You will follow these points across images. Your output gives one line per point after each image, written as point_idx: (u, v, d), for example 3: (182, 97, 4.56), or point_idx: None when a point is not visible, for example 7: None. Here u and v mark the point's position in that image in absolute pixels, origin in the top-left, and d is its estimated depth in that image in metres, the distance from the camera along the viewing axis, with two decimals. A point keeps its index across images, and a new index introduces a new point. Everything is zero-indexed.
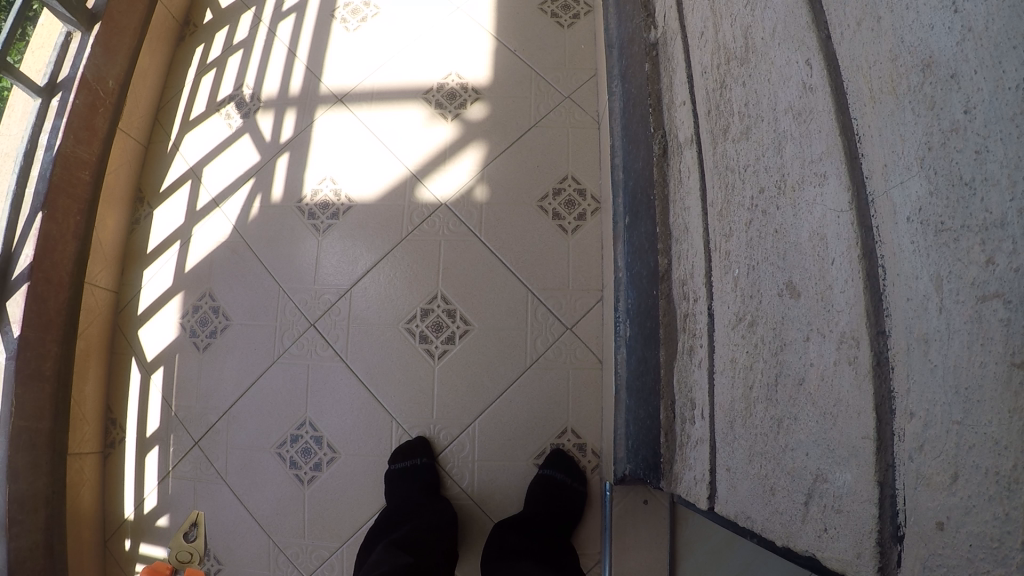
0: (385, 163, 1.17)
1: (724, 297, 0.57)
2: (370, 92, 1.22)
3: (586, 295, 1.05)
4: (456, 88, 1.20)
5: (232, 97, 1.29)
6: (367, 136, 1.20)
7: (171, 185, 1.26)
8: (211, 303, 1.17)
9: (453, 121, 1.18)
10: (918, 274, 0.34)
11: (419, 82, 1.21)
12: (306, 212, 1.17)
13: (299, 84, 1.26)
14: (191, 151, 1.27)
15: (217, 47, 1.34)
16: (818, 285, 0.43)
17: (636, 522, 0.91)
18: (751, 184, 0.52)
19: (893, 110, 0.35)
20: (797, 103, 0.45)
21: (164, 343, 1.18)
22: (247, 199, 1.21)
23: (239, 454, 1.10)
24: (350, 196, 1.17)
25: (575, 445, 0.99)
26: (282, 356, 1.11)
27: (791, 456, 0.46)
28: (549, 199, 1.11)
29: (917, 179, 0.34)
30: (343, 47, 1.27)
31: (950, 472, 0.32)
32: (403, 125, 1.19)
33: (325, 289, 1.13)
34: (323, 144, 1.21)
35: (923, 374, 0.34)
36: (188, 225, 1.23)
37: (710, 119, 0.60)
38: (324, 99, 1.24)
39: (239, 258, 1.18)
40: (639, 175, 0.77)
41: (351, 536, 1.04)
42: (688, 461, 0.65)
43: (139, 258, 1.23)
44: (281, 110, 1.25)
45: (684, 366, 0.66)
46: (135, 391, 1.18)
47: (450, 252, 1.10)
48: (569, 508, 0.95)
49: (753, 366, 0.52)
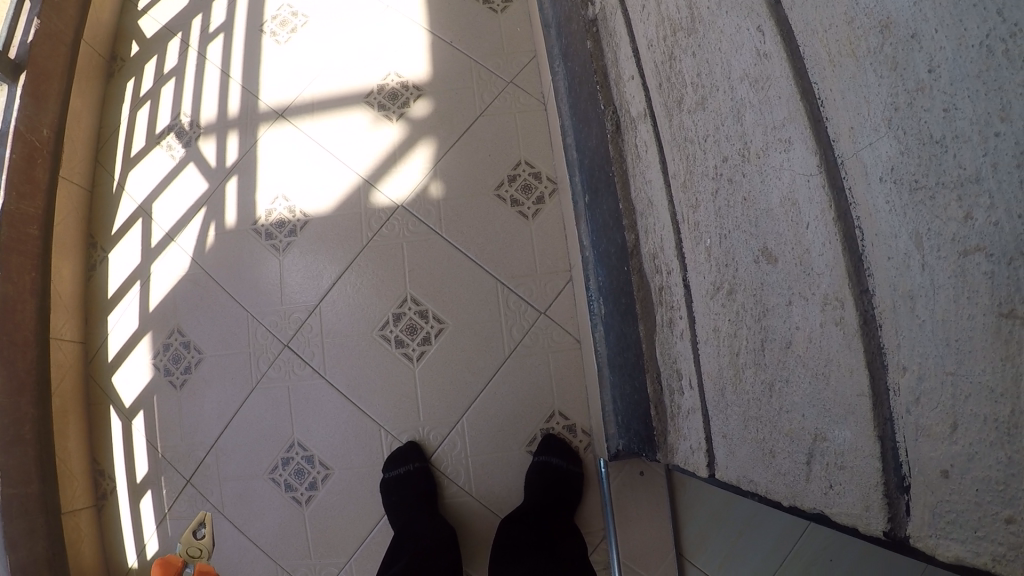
0: (334, 173, 1.14)
1: (699, 267, 0.58)
2: (310, 103, 1.19)
3: (555, 277, 1.04)
4: (397, 87, 1.17)
5: (171, 129, 1.24)
6: (312, 147, 1.16)
7: (121, 227, 1.20)
8: (179, 338, 1.14)
9: (398, 121, 1.15)
10: (896, 233, 0.35)
11: (358, 87, 1.18)
12: (262, 233, 1.14)
13: (237, 105, 1.21)
14: (137, 188, 1.21)
15: (149, 79, 1.27)
16: (795, 249, 0.44)
17: (632, 491, 0.94)
18: (713, 154, 0.52)
19: (855, 73, 0.35)
20: (752, 71, 0.45)
21: (139, 387, 1.14)
22: (201, 229, 1.17)
23: (231, 486, 1.07)
24: (304, 210, 1.14)
25: (565, 428, 0.99)
26: (261, 382, 1.09)
27: (787, 418, 0.47)
28: (505, 186, 1.10)
29: (886, 140, 0.34)
30: (277, 60, 1.22)
31: (948, 422, 0.33)
32: (347, 131, 1.16)
33: (294, 308, 1.10)
34: (270, 161, 1.17)
35: (911, 329, 0.35)
36: (145, 263, 1.18)
37: (663, 91, 0.60)
38: (265, 117, 1.19)
39: (199, 289, 1.15)
40: (594, 153, 0.76)
41: (357, 549, 1.03)
42: (682, 431, 0.66)
43: (101, 305, 1.18)
44: (223, 134, 1.21)
45: (666, 338, 0.67)
46: (119, 445, 1.13)
47: (414, 254, 1.08)
48: (568, 491, 0.94)
49: (737, 333, 0.53)
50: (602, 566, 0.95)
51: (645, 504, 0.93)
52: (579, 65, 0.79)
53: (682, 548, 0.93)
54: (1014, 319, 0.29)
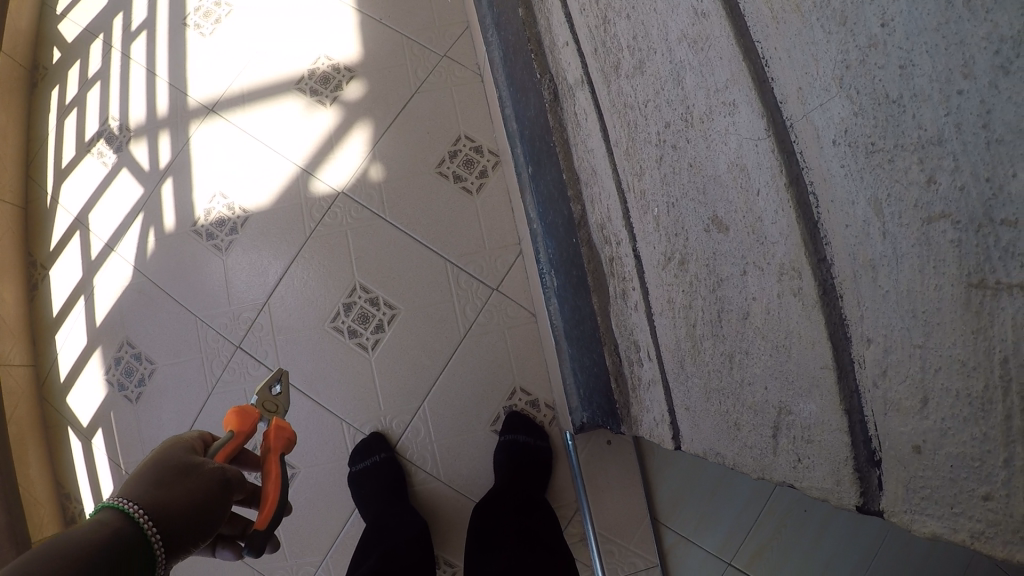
0: (270, 165, 1.06)
1: (649, 238, 0.55)
2: (241, 96, 1.09)
3: (505, 252, 0.99)
4: (327, 70, 1.09)
5: (100, 134, 1.12)
6: (245, 140, 1.07)
7: (59, 242, 1.08)
8: (130, 351, 1.03)
9: (332, 105, 1.07)
10: (853, 200, 0.32)
11: (288, 75, 1.09)
12: (203, 234, 1.04)
13: (166, 103, 1.11)
14: (71, 199, 1.10)
15: (74, 84, 1.15)
16: (746, 217, 0.41)
17: (602, 458, 0.92)
18: (655, 120, 0.48)
19: (800, 30, 0.33)
20: (690, 31, 0.41)
21: (95, 405, 1.02)
22: (141, 236, 1.06)
23: None
24: (244, 206, 1.05)
25: (528, 403, 0.95)
26: (218, 386, 1.00)
27: (750, 391, 0.46)
28: (447, 163, 1.03)
29: (837, 100, 0.31)
30: (205, 55, 1.12)
31: (918, 397, 0.31)
32: (280, 121, 1.07)
33: (244, 307, 1.01)
34: (205, 158, 1.07)
35: (875, 300, 0.32)
36: (88, 277, 1.06)
37: (598, 55, 0.55)
38: (195, 113, 1.09)
39: (145, 298, 1.04)
40: (534, 123, 0.72)
41: (332, 546, 0.95)
42: (644, 403, 0.64)
43: (46, 327, 1.06)
44: (154, 134, 1.10)
45: (621, 310, 0.64)
46: (79, 459, 1.02)
47: (360, 239, 1.01)
48: (537, 468, 0.90)
49: (691, 305, 0.51)
50: (577, 540, 0.91)
51: (617, 472, 0.91)
52: (512, 33, 0.74)
53: (656, 512, 0.91)
54: (985, 290, 0.27)
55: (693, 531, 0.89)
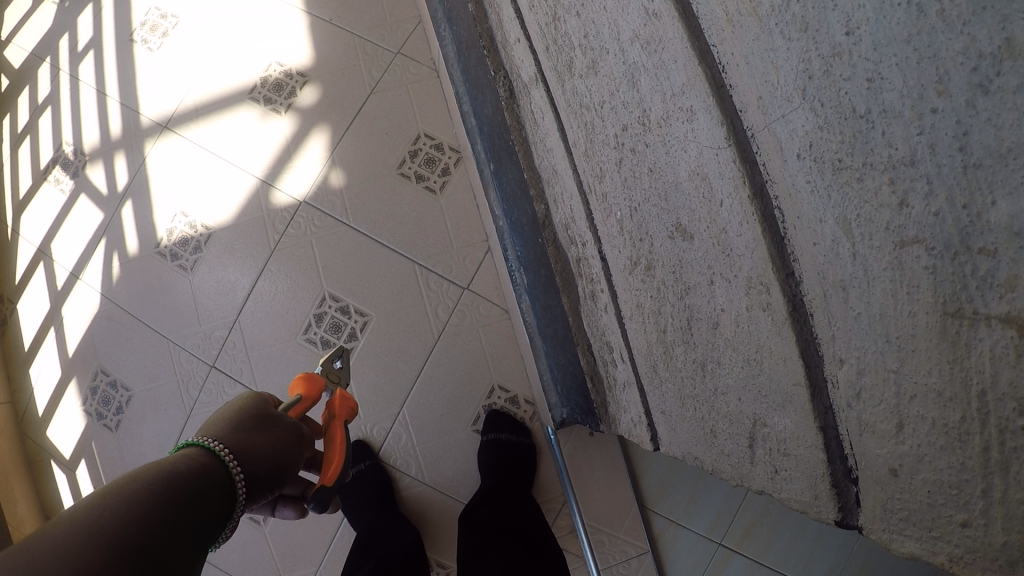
0: (229, 179, 1.01)
1: (613, 241, 0.53)
2: (194, 110, 1.04)
3: (473, 249, 0.97)
4: (280, 77, 1.04)
5: (56, 161, 1.06)
6: (202, 155, 1.03)
7: (23, 274, 1.03)
8: (105, 379, 0.99)
9: (287, 113, 1.03)
10: (821, 217, 0.30)
11: (240, 85, 1.04)
12: (167, 255, 1.00)
13: (119, 124, 1.05)
14: (32, 229, 1.05)
15: (24, 110, 1.09)
16: (710, 228, 0.39)
17: (585, 451, 0.92)
18: (612, 121, 0.46)
19: (758, 35, 0.30)
20: (643, 32, 0.39)
21: (76, 436, 0.98)
22: (105, 260, 1.01)
23: None
24: (206, 224, 1.01)
25: (507, 400, 0.93)
26: (196, 408, 0.96)
27: (724, 400, 0.44)
28: (407, 163, 1.00)
29: (800, 112, 0.29)
30: (154, 71, 1.07)
31: (894, 421, 0.31)
32: (236, 133, 1.03)
33: (213, 327, 0.98)
34: (163, 177, 1.03)
35: (846, 321, 0.31)
36: (55, 307, 1.01)
37: (551, 54, 0.53)
38: (149, 132, 1.04)
39: (116, 324, 1.00)
40: (491, 120, 0.70)
41: (324, 556, 0.94)
42: (622, 404, 0.63)
43: (18, 363, 1.02)
44: (109, 156, 1.05)
45: (592, 311, 0.63)
46: (65, 492, 0.97)
47: (326, 250, 0.98)
48: (522, 464, 0.90)
49: (661, 312, 0.49)
50: (566, 532, 0.90)
51: (601, 464, 0.91)
52: (465, 29, 0.71)
53: (643, 500, 0.91)
54: (962, 319, 0.25)
55: (682, 515, 0.90)
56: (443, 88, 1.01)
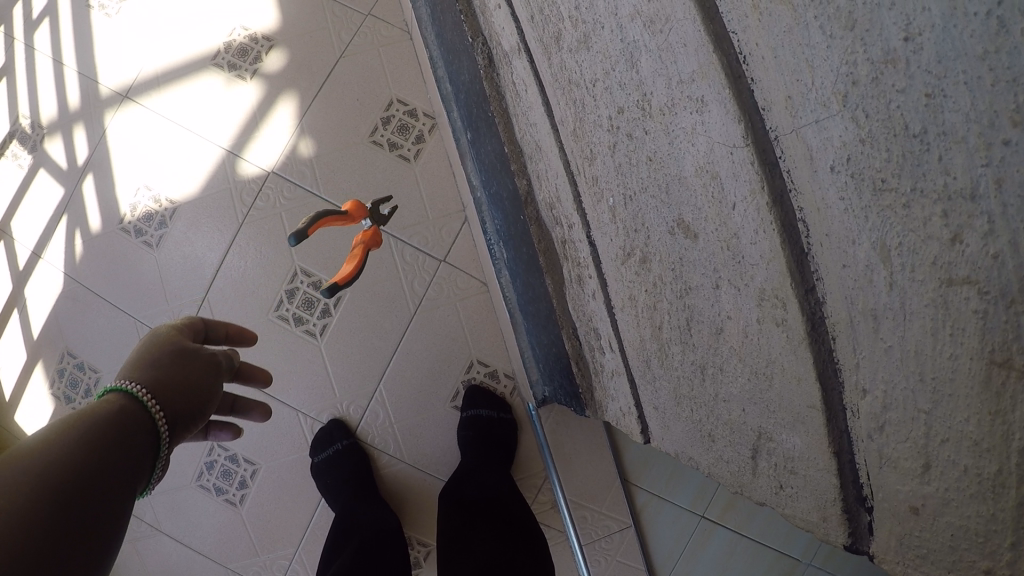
0: (195, 151, 0.95)
1: (604, 228, 0.46)
2: (155, 79, 0.97)
3: (450, 221, 0.92)
4: (244, 42, 0.96)
5: (13, 134, 0.98)
6: (166, 126, 0.96)
7: None
8: (72, 360, 0.95)
9: (253, 79, 0.95)
10: (854, 239, 0.27)
11: (202, 51, 0.97)
12: (131, 232, 0.95)
13: (77, 95, 0.98)
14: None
15: None
16: (719, 230, 0.34)
17: (568, 428, 0.90)
18: (606, 102, 0.40)
19: (791, 27, 0.26)
20: (645, 8, 0.34)
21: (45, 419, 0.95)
22: (68, 239, 0.96)
23: (160, 500, 0.95)
24: (171, 198, 0.95)
25: (487, 376, 0.91)
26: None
27: (725, 408, 0.40)
28: (380, 130, 0.93)
29: (838, 120, 0.25)
30: (112, 38, 0.99)
31: (920, 460, 0.28)
32: (200, 102, 0.96)
33: (180, 305, 0.94)
34: (124, 149, 0.97)
35: (874, 352, 0.28)
36: (18, 289, 0.96)
37: (536, 24, 0.47)
38: (109, 102, 0.97)
39: (81, 304, 0.96)
40: (469, 89, 0.65)
41: (303, 537, 0.95)
42: (609, 392, 0.57)
43: None
44: (68, 127, 0.97)
45: (578, 297, 0.56)
46: None
47: (296, 220, 0.92)
48: (504, 440, 0.88)
49: (657, 307, 0.42)
50: (548, 507, 0.90)
51: (585, 440, 0.89)
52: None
53: (626, 475, 0.90)
54: (1009, 371, 0.23)
55: (664, 489, 0.89)
56: (418, 52, 0.94)
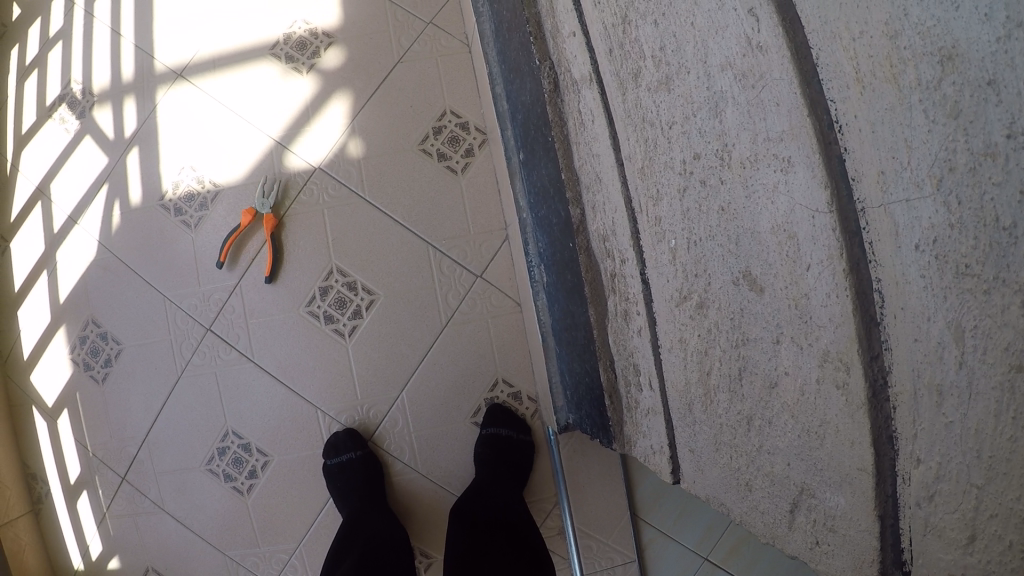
0: (244, 138, 0.97)
1: (661, 268, 0.46)
2: (211, 61, 0.99)
3: (491, 237, 0.93)
4: (305, 35, 0.98)
5: (62, 99, 1.02)
6: (218, 110, 0.98)
7: (19, 212, 1.01)
8: (95, 330, 1.00)
9: (309, 73, 0.97)
10: (929, 315, 0.28)
11: (261, 39, 0.98)
12: (171, 209, 0.98)
13: (132, 68, 1.00)
14: (31, 166, 1.01)
15: (33, 43, 1.03)
16: (789, 287, 0.35)
17: (585, 456, 0.90)
18: (681, 146, 0.40)
19: (894, 105, 0.27)
20: (738, 61, 0.34)
21: (61, 383, 1.01)
22: (106, 208, 0.99)
23: (170, 480, 0.99)
24: (215, 181, 0.97)
25: (510, 396, 0.92)
26: (187, 370, 0.98)
27: (768, 460, 0.40)
28: (431, 139, 0.95)
29: (930, 202, 0.26)
30: (172, 16, 1.01)
31: (965, 532, 0.29)
32: (255, 90, 0.97)
33: (213, 289, 0.97)
34: (174, 129, 0.99)
35: (934, 424, 0.29)
36: (50, 251, 1.00)
37: (613, 59, 0.46)
38: (163, 79, 1.00)
39: (112, 275, 0.99)
40: (527, 110, 0.65)
41: (305, 535, 0.97)
42: (641, 429, 0.57)
43: (8, 304, 1.01)
44: (118, 99, 1.00)
45: (622, 331, 0.56)
46: (44, 438, 1.01)
47: (338, 220, 0.94)
48: (520, 462, 0.88)
49: (707, 353, 0.43)
50: (554, 532, 0.90)
51: (598, 471, 0.90)
52: (507, 9, 0.66)
53: (636, 508, 0.90)
54: None
55: (672, 527, 0.90)
56: (475, 67, 0.95)
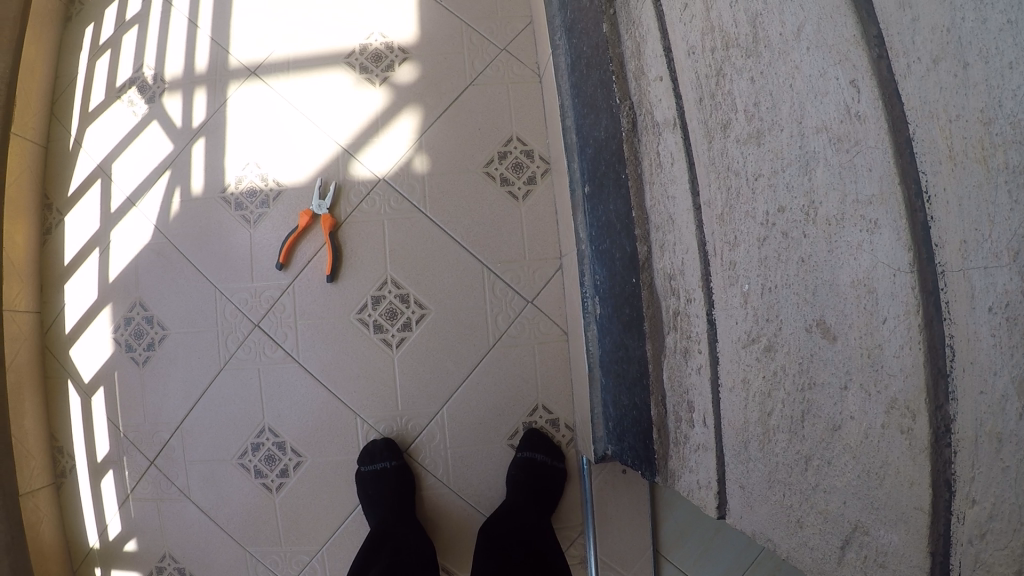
0: (312, 141, 1.01)
1: (731, 311, 0.50)
2: (285, 62, 1.04)
3: (545, 265, 0.97)
4: (380, 48, 1.02)
5: (132, 81, 1.08)
6: (289, 112, 1.03)
7: (77, 188, 1.07)
8: (141, 313, 1.04)
9: (382, 86, 1.02)
10: (996, 370, 0.31)
11: (337, 48, 1.03)
12: (231, 203, 1.03)
13: (206, 60, 1.06)
14: (94, 144, 1.07)
15: (108, 24, 1.10)
16: (863, 338, 0.38)
17: (614, 487, 0.92)
18: (765, 198, 0.44)
19: (982, 183, 0.30)
20: (835, 126, 0.37)
21: (100, 361, 1.05)
22: (166, 195, 1.05)
23: (200, 469, 1.02)
24: (279, 180, 1.02)
25: (548, 422, 0.95)
26: (230, 363, 1.01)
27: (824, 498, 0.43)
28: (495, 163, 0.99)
29: (1006, 271, 0.30)
30: (251, 16, 1.06)
31: (1014, 567, 0.32)
32: (327, 96, 1.02)
33: (265, 286, 1.01)
34: (243, 125, 1.04)
35: (992, 469, 0.32)
36: (104, 231, 1.05)
37: (703, 108, 0.50)
38: (236, 74, 1.05)
39: (164, 261, 1.04)
40: (600, 145, 0.69)
41: (330, 538, 0.99)
42: (688, 463, 0.61)
43: (55, 276, 1.06)
44: (189, 89, 1.06)
45: (679, 366, 0.60)
46: (76, 412, 1.05)
47: (396, 233, 0.98)
48: (551, 488, 0.92)
49: (771, 394, 0.47)
50: (577, 562, 0.95)
51: (627, 503, 0.92)
52: (588, 46, 0.70)
53: (659, 545, 0.94)
54: None
55: (691, 566, 0.93)
56: (545, 96, 1.00)
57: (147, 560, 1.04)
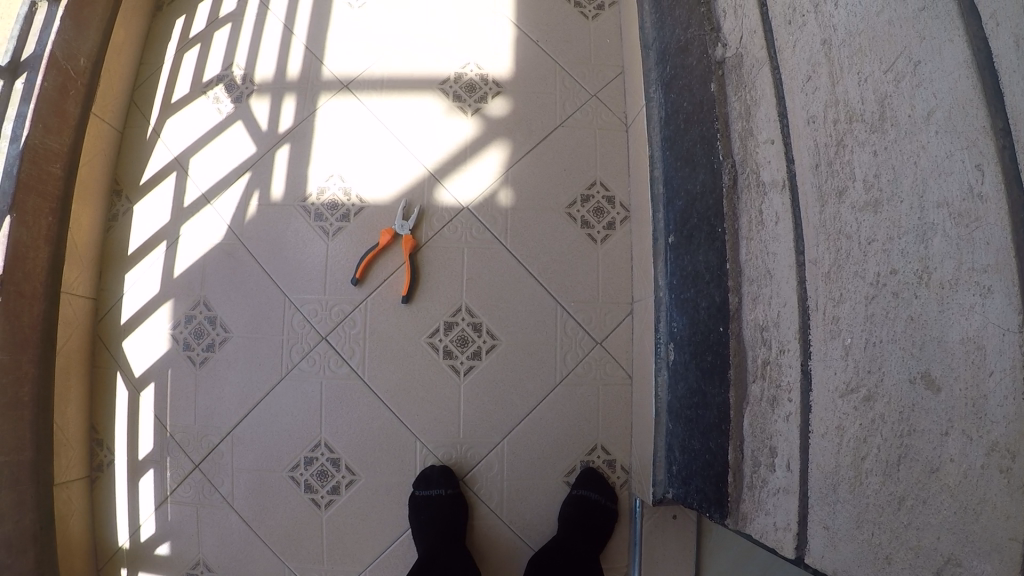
0: (401, 162, 1.08)
1: (830, 361, 0.55)
2: (378, 81, 1.11)
3: (616, 308, 1.03)
4: (475, 79, 1.10)
5: (220, 79, 1.15)
6: (380, 131, 1.10)
7: (150, 179, 1.13)
8: (204, 313, 1.08)
9: (473, 116, 1.09)
10: None
11: (432, 75, 1.11)
12: (312, 213, 1.08)
13: (298, 68, 1.13)
14: (175, 138, 1.14)
15: (200, 19, 1.18)
16: (968, 388, 0.43)
17: (664, 533, 0.97)
18: (878, 261, 0.50)
19: None
20: (956, 203, 0.43)
21: (155, 356, 1.09)
22: (244, 197, 1.10)
23: (248, 478, 1.05)
24: (362, 196, 1.08)
25: (605, 462, 1.00)
26: (291, 373, 1.05)
27: (915, 535, 0.47)
28: (577, 205, 1.06)
29: None
30: (350, 33, 1.14)
31: None
32: (420, 120, 1.09)
33: (337, 300, 1.06)
34: (332, 139, 1.10)
35: None
36: (176, 225, 1.11)
37: (818, 172, 0.56)
38: (328, 85, 1.12)
39: (234, 262, 1.09)
40: (697, 198, 0.77)
41: (373, 560, 1.02)
42: (764, 506, 0.65)
43: (117, 263, 1.11)
44: (279, 95, 1.13)
45: (763, 412, 0.65)
46: (121, 402, 1.08)
47: (474, 262, 1.05)
48: (602, 527, 0.97)
49: (867, 440, 0.51)
50: None
51: (674, 547, 0.97)
52: (691, 103, 0.78)
53: None
54: None
55: None
56: (630, 145, 1.07)
57: (179, 566, 1.06)
